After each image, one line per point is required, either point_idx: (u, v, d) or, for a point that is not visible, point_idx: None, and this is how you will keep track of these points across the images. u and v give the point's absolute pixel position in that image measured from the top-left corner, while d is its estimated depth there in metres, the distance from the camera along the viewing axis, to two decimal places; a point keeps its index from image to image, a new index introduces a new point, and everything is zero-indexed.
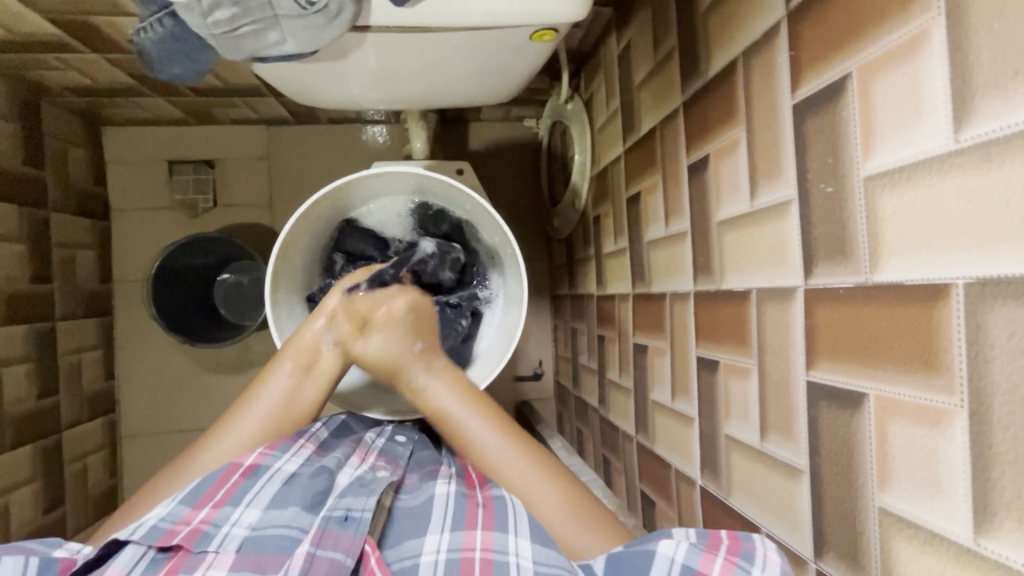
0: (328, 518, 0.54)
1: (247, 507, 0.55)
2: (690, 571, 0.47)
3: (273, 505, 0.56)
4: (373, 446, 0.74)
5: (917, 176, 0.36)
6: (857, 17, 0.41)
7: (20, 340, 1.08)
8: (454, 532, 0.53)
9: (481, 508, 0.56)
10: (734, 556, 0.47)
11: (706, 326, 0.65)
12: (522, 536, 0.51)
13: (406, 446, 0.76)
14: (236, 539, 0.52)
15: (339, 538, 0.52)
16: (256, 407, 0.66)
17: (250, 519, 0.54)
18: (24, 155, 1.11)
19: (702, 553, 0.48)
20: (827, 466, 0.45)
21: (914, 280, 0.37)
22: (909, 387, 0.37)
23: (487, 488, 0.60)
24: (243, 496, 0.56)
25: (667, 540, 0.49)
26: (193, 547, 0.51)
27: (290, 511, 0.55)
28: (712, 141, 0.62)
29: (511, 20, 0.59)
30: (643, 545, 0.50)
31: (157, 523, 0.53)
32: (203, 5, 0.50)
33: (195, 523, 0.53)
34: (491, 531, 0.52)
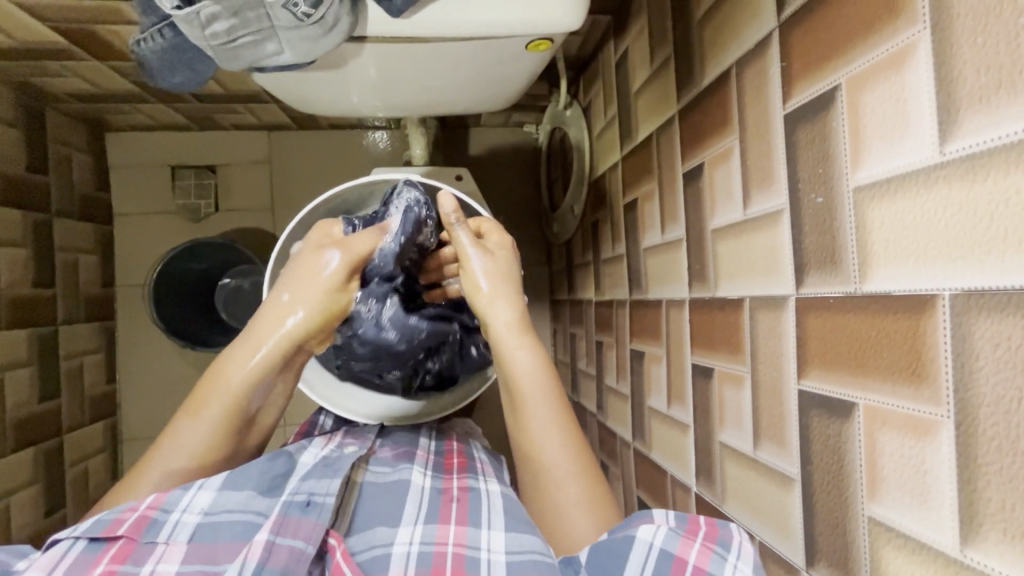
0: (289, 504, 0.55)
1: (199, 491, 0.55)
2: (668, 555, 0.47)
3: (227, 487, 0.56)
4: (341, 432, 0.77)
5: (904, 187, 0.37)
6: (846, 29, 0.41)
7: (23, 344, 1.09)
8: (428, 526, 0.57)
9: (454, 502, 0.62)
10: (710, 542, 0.48)
11: (701, 333, 0.65)
12: (495, 528, 0.56)
13: (377, 430, 0.80)
14: (188, 527, 0.52)
15: (300, 521, 0.54)
16: (179, 448, 0.60)
17: (202, 503, 0.55)
18: (27, 161, 1.12)
19: (680, 538, 0.48)
20: (818, 475, 0.46)
21: (902, 290, 0.37)
22: (898, 397, 0.37)
23: (461, 484, 0.66)
24: (193, 484, 0.57)
25: (647, 525, 0.50)
26: (140, 537, 0.50)
27: (244, 496, 0.56)
28: (706, 149, 0.62)
29: (506, 30, 0.60)
30: (626, 530, 0.51)
31: (101, 517, 0.51)
32: (201, 17, 0.51)
33: (143, 510, 0.52)
34: (463, 527, 0.57)
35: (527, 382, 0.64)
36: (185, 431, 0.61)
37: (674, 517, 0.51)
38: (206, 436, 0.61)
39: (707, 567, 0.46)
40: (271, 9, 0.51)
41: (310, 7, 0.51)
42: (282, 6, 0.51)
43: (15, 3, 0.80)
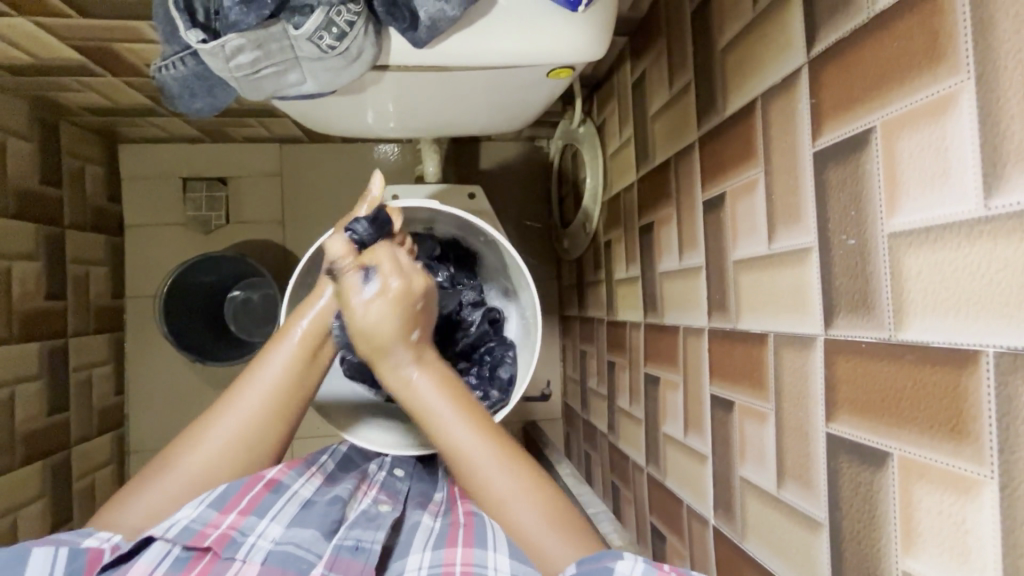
0: (340, 546, 0.58)
1: (271, 522, 0.60)
2: None
3: (295, 523, 0.60)
4: (375, 480, 0.74)
5: (945, 238, 0.36)
6: (882, 72, 0.40)
7: (34, 357, 1.09)
8: (436, 551, 0.60)
9: (461, 527, 0.63)
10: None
11: (720, 364, 0.64)
12: (500, 551, 0.58)
13: (404, 482, 0.75)
14: (261, 551, 0.57)
15: (350, 564, 0.56)
16: (261, 381, 0.61)
17: (274, 532, 0.59)
18: (41, 174, 1.13)
19: (655, 572, 0.46)
20: (848, 522, 0.45)
21: (941, 342, 0.36)
22: (936, 451, 0.37)
23: (467, 510, 0.67)
24: (268, 508, 0.61)
25: (624, 558, 0.47)
26: (222, 552, 0.56)
27: (307, 533, 0.59)
28: (729, 179, 0.62)
29: (528, 59, 0.59)
30: (601, 563, 0.47)
31: (189, 524, 0.57)
32: (226, 50, 0.51)
33: (225, 528, 0.57)
34: (471, 547, 0.59)
35: (427, 398, 0.57)
36: (272, 358, 0.62)
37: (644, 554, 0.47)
38: (285, 366, 0.62)
39: None
40: (296, 41, 0.51)
41: (335, 40, 0.51)
42: (307, 39, 0.51)
43: (33, 22, 0.80)
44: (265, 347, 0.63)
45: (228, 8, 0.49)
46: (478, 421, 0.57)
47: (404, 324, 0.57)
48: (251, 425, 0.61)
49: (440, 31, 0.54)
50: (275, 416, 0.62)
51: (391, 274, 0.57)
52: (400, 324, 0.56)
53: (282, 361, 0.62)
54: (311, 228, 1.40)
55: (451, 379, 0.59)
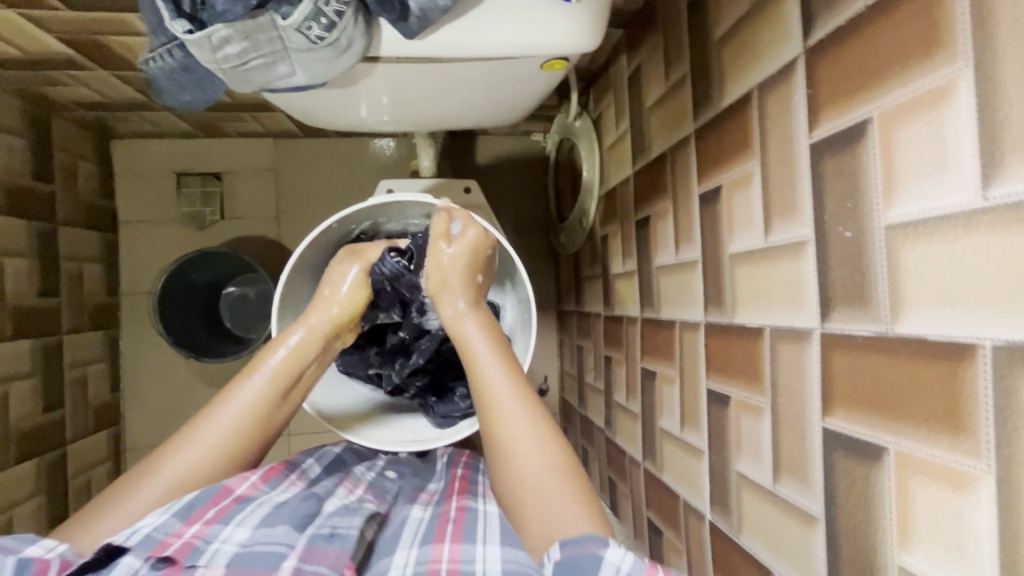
0: (314, 534, 0.56)
1: (236, 526, 0.57)
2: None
3: (261, 524, 0.58)
4: (361, 480, 0.75)
5: (942, 230, 0.35)
6: (879, 62, 0.40)
7: (27, 355, 1.09)
8: (423, 547, 0.57)
9: (450, 522, 0.62)
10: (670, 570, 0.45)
11: (716, 358, 0.64)
12: (491, 543, 0.57)
13: (395, 482, 0.77)
14: (225, 555, 0.53)
15: (325, 551, 0.54)
16: (231, 408, 0.66)
17: (239, 537, 0.56)
18: (32, 169, 1.12)
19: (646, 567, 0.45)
20: (843, 517, 0.44)
21: (938, 335, 0.36)
22: (932, 446, 0.36)
23: (460, 505, 0.67)
24: (233, 515, 0.59)
25: (614, 547, 0.47)
26: (185, 560, 0.52)
27: (279, 529, 0.57)
28: (725, 172, 0.61)
29: (521, 51, 0.59)
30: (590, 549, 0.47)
31: (151, 533, 0.55)
32: (213, 41, 0.50)
33: (188, 537, 0.55)
34: (459, 544, 0.57)
35: (474, 341, 0.67)
36: (244, 388, 0.67)
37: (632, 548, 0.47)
38: (298, 341, 0.70)
39: None
40: (284, 32, 0.50)
41: (324, 31, 0.50)
42: (295, 30, 0.50)
43: (20, 14, 0.79)
44: (278, 333, 0.71)
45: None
46: (512, 372, 0.64)
47: (470, 276, 0.71)
48: (261, 399, 0.67)
49: (431, 22, 0.53)
50: (246, 437, 0.66)
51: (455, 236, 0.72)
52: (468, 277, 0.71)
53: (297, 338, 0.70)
54: (307, 224, 1.39)
55: (492, 326, 0.69)
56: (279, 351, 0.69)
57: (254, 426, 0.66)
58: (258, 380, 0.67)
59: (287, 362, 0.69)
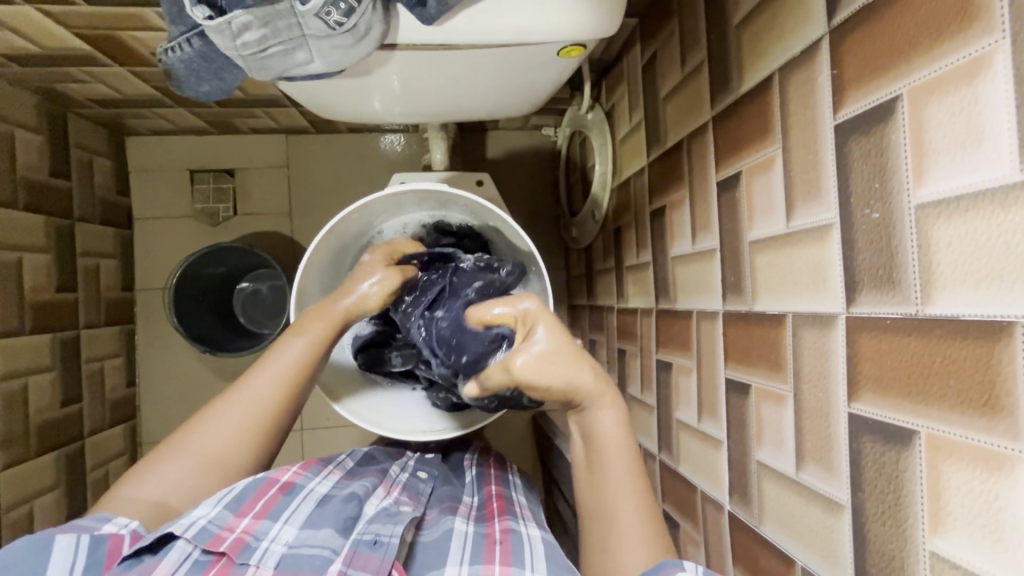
0: (358, 542, 0.58)
1: (284, 525, 0.60)
2: None
3: (307, 525, 0.60)
4: (397, 480, 0.74)
5: (976, 207, 0.35)
6: (906, 40, 0.39)
7: (46, 348, 1.10)
8: (473, 567, 0.58)
9: (497, 544, 0.61)
10: None
11: (736, 347, 0.63)
12: (538, 571, 0.56)
13: (428, 485, 0.76)
14: (275, 555, 0.56)
15: (368, 560, 0.56)
16: (239, 409, 0.64)
17: (286, 536, 0.59)
18: (50, 166, 1.13)
19: None
20: (872, 503, 0.43)
21: (972, 315, 0.35)
22: (967, 428, 0.35)
23: (504, 526, 0.65)
24: (280, 512, 0.61)
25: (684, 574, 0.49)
26: (235, 559, 0.55)
27: (323, 532, 0.59)
28: (744, 157, 0.60)
29: (538, 37, 0.58)
30: None
31: (206, 525, 0.57)
32: (233, 27, 0.50)
33: (239, 532, 0.57)
34: (508, 566, 0.57)
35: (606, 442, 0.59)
36: (253, 385, 0.66)
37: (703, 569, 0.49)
38: (314, 338, 0.68)
39: None
40: (302, 18, 0.50)
41: (343, 16, 0.50)
42: (313, 15, 0.50)
43: (39, 10, 0.80)
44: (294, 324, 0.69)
45: None
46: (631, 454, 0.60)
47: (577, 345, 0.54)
48: (272, 397, 0.65)
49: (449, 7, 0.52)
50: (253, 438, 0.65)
51: (542, 346, 0.52)
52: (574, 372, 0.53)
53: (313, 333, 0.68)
54: (319, 220, 1.40)
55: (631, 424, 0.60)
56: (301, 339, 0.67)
57: (263, 426, 0.65)
58: (278, 367, 0.66)
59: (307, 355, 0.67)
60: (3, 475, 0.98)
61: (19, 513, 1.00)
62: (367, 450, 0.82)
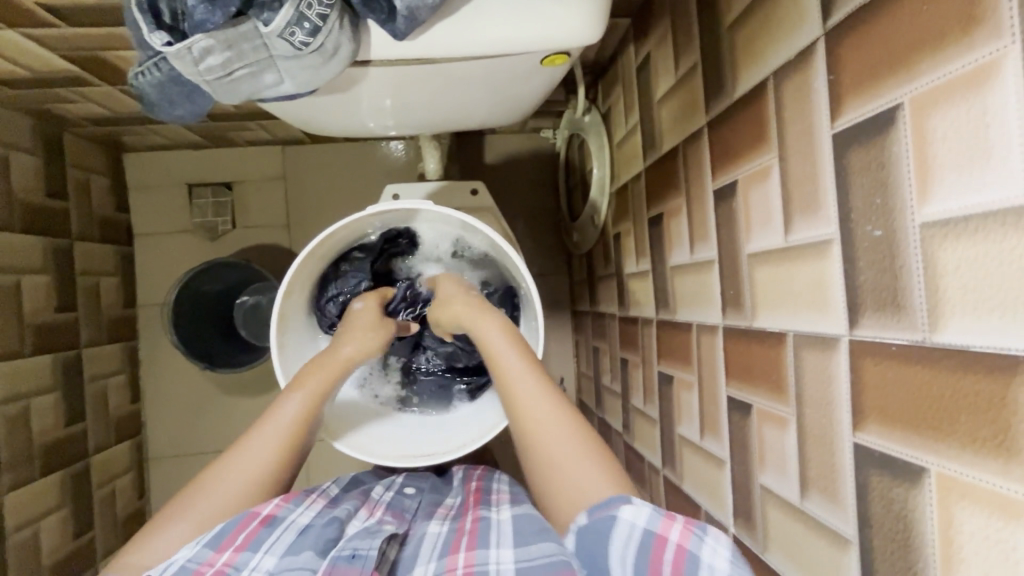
0: (336, 557, 0.58)
1: (264, 554, 0.59)
2: (651, 533, 0.49)
3: (288, 551, 0.59)
4: (380, 500, 0.73)
5: (988, 229, 0.32)
6: (907, 45, 0.36)
7: (48, 370, 1.10)
8: (440, 560, 0.61)
9: (466, 534, 0.64)
10: (691, 524, 0.49)
11: (736, 364, 0.60)
12: (504, 547, 0.60)
13: (414, 498, 0.75)
14: None
15: (347, 572, 0.56)
16: (252, 446, 0.67)
17: (268, 564, 0.58)
18: (46, 187, 1.13)
19: (662, 518, 0.50)
20: (880, 542, 0.40)
21: (983, 345, 0.32)
22: (980, 469, 0.32)
23: (475, 517, 0.68)
24: (262, 541, 0.60)
25: (629, 506, 0.52)
26: None
27: (303, 555, 0.59)
28: (740, 166, 0.57)
29: (519, 48, 0.56)
30: (608, 511, 0.52)
31: (185, 564, 0.57)
32: (194, 52, 0.49)
33: (219, 566, 0.57)
34: (474, 550, 0.60)
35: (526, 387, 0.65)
36: (268, 422, 0.68)
37: (653, 503, 0.52)
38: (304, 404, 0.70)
39: (687, 545, 0.48)
40: (267, 39, 0.49)
41: (307, 36, 0.48)
42: (278, 36, 0.48)
43: (22, 34, 0.79)
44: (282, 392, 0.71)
45: (193, 7, 0.47)
46: (554, 399, 0.64)
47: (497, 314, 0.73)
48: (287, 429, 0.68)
49: (419, 21, 0.50)
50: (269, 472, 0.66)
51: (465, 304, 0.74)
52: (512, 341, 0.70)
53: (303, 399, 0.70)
54: (317, 231, 1.39)
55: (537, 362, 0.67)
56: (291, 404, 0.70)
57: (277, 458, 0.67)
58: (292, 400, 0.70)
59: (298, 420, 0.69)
60: (7, 498, 0.98)
61: (23, 536, 1.01)
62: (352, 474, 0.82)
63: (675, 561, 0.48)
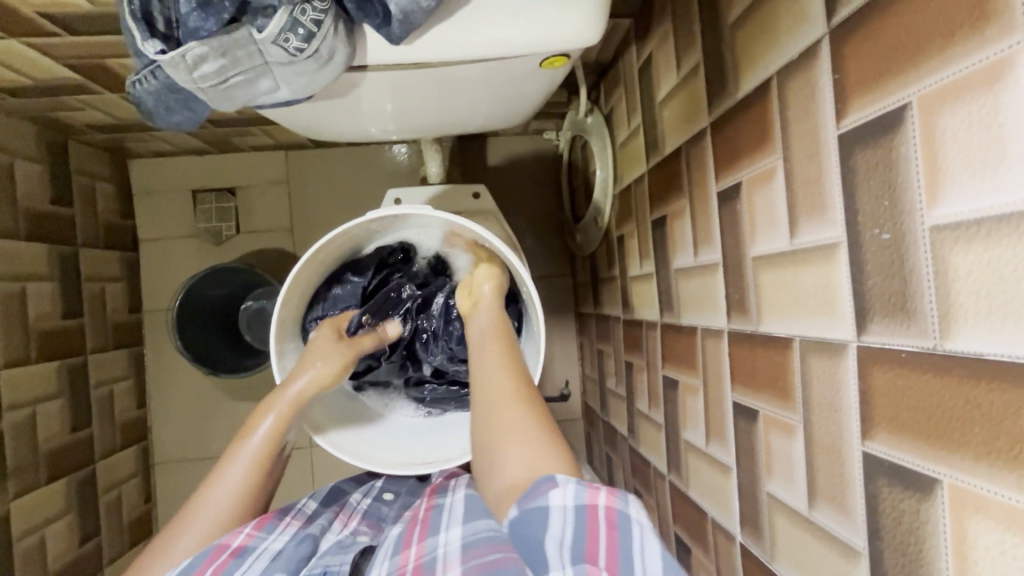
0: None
1: None
2: (582, 509, 0.49)
3: None
4: (357, 509, 0.75)
5: (1001, 233, 0.30)
6: (914, 42, 0.35)
7: (53, 376, 1.11)
8: (393, 556, 0.58)
9: (419, 521, 0.63)
10: (613, 492, 0.50)
11: (742, 369, 0.59)
12: (452, 527, 0.58)
13: (392, 504, 0.77)
14: None
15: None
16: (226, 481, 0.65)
17: None
18: (51, 194, 1.14)
19: (587, 491, 0.50)
20: (890, 555, 0.39)
21: (997, 354, 0.31)
22: (995, 482, 0.31)
23: (428, 505, 0.67)
24: (229, 573, 0.57)
25: (557, 490, 0.51)
26: None
27: None
28: (744, 168, 0.56)
29: (517, 50, 0.55)
30: (535, 500, 0.51)
31: None
32: (188, 59, 0.48)
33: None
34: (425, 540, 0.58)
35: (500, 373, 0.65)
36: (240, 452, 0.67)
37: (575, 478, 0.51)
38: (273, 427, 0.68)
39: (614, 505, 0.49)
40: (262, 45, 0.48)
41: (303, 41, 0.48)
42: (273, 42, 0.48)
43: (24, 43, 0.79)
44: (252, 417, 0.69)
45: (187, 14, 0.47)
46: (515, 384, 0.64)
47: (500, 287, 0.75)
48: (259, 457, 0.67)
49: (415, 25, 0.50)
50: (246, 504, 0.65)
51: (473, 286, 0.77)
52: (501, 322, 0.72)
53: (272, 423, 0.68)
54: (320, 235, 1.39)
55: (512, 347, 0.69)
56: (259, 431, 0.68)
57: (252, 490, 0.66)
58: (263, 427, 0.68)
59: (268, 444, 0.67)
60: (13, 504, 0.99)
61: (30, 542, 1.01)
62: (334, 483, 0.80)
63: (608, 536, 0.47)
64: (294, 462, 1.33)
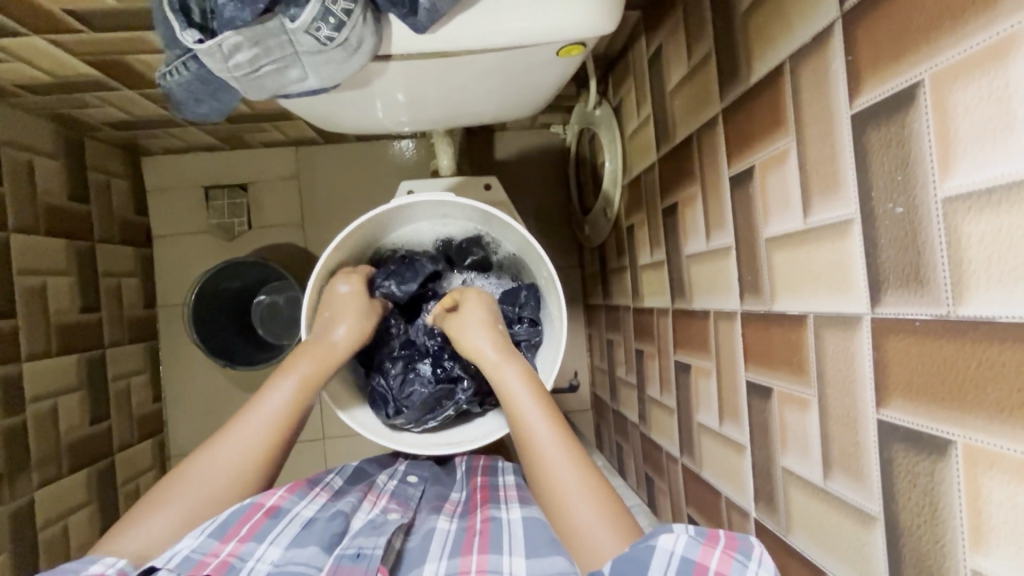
0: (341, 555, 0.59)
1: (269, 545, 0.61)
2: (689, 562, 0.48)
3: (292, 545, 0.61)
4: (385, 489, 0.76)
5: (1011, 200, 0.32)
6: (926, 21, 0.36)
7: (73, 369, 1.13)
8: (452, 560, 0.61)
9: (477, 534, 0.64)
10: (732, 550, 0.49)
11: (756, 349, 0.61)
12: (517, 554, 0.60)
13: (417, 487, 0.78)
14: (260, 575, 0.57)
15: (351, 571, 0.57)
16: (234, 445, 0.66)
17: (272, 555, 0.60)
18: (69, 190, 1.16)
19: (700, 546, 0.49)
20: (906, 516, 0.41)
21: (1007, 315, 0.33)
22: (1006, 438, 0.33)
23: (484, 516, 0.68)
24: (267, 534, 0.62)
25: (667, 533, 0.50)
26: None
27: (309, 550, 0.60)
28: (757, 152, 0.58)
29: (535, 38, 0.57)
30: (644, 540, 0.50)
31: (190, 554, 0.57)
32: (224, 49, 0.50)
33: (224, 556, 0.58)
34: (486, 554, 0.60)
35: (522, 395, 0.68)
36: (251, 417, 0.68)
37: (690, 529, 0.50)
38: (288, 393, 0.70)
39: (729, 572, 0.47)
40: (294, 35, 0.50)
41: (333, 31, 0.50)
42: (304, 32, 0.50)
43: (47, 40, 0.81)
44: (274, 377, 0.71)
45: (222, 6, 0.48)
46: (550, 412, 0.67)
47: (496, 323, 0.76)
48: (270, 426, 0.68)
49: (440, 13, 0.52)
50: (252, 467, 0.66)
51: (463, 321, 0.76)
52: (487, 341, 0.73)
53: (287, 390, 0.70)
54: (330, 229, 1.41)
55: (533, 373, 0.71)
56: (271, 398, 0.69)
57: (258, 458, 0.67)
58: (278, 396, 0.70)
59: (289, 401, 0.70)
60: (37, 494, 1.01)
61: (53, 531, 1.03)
62: (357, 464, 0.83)
63: None
64: (308, 454, 1.35)
